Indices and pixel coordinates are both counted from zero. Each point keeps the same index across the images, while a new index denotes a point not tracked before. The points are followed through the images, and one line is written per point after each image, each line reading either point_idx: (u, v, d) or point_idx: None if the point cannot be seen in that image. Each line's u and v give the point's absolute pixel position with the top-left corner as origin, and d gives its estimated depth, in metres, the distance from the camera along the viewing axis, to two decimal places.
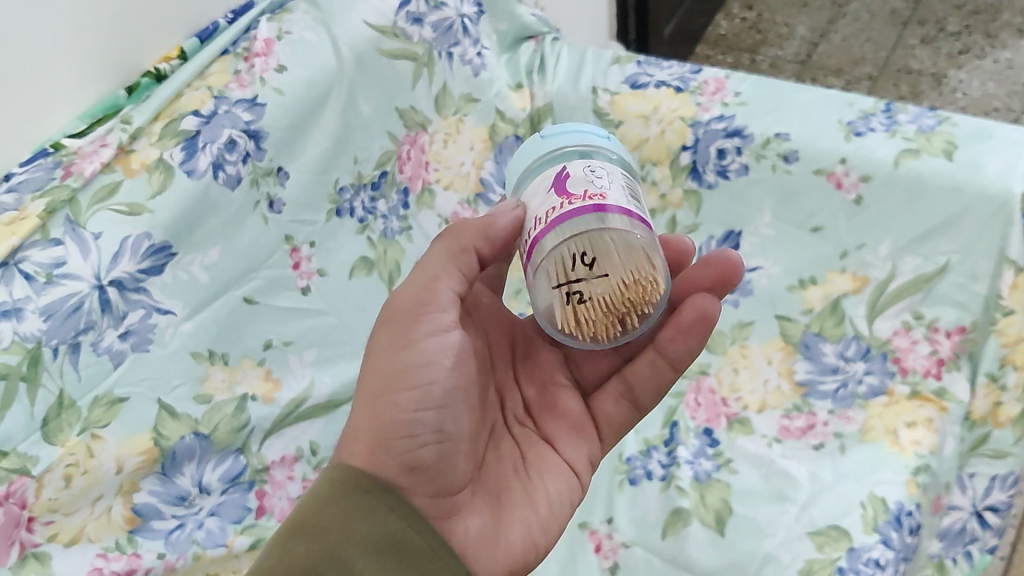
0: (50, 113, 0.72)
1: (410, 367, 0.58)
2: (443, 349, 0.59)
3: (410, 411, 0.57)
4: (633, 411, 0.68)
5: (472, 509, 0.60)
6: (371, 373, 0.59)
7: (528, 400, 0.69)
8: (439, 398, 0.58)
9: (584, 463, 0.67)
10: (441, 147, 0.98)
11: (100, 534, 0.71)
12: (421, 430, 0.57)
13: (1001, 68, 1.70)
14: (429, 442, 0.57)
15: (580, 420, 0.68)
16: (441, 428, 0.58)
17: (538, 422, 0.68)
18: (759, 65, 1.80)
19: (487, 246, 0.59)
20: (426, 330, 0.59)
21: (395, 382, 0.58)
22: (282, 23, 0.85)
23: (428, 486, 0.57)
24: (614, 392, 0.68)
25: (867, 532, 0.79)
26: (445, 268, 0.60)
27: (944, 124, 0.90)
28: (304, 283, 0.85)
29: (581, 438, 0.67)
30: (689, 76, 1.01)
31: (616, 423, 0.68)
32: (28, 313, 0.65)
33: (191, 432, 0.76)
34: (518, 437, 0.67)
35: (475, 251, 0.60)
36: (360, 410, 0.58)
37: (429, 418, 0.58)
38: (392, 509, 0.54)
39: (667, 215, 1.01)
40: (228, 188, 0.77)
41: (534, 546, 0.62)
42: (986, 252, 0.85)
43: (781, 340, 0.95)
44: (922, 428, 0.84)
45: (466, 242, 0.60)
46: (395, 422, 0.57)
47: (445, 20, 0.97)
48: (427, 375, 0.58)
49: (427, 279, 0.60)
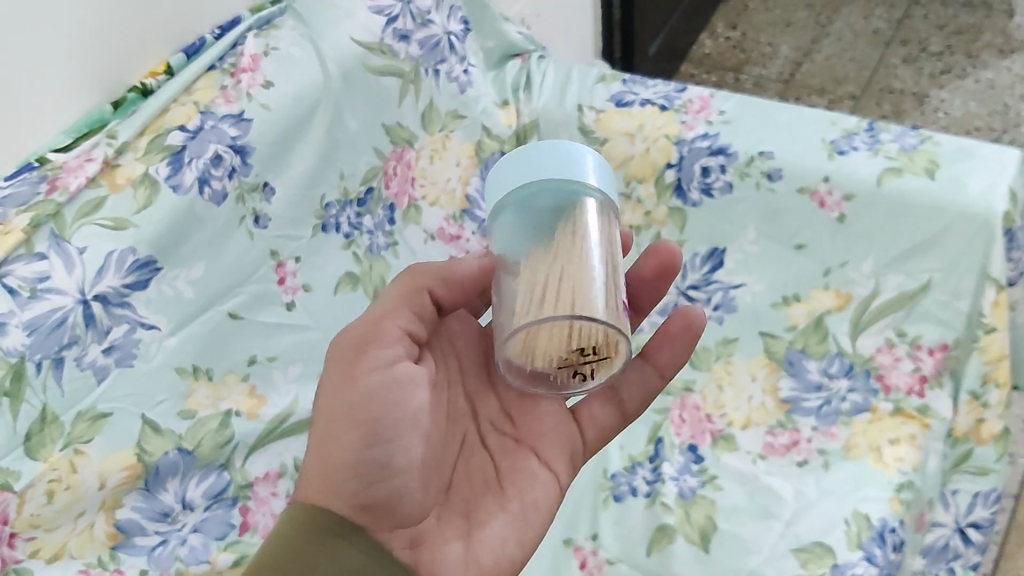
0: (35, 127, 0.73)
1: (362, 404, 0.56)
2: (394, 381, 0.57)
3: (361, 449, 0.55)
4: (617, 414, 0.70)
5: (436, 532, 0.61)
6: (326, 412, 0.58)
7: (506, 405, 0.69)
8: (388, 432, 0.56)
9: (562, 469, 0.67)
10: (427, 163, 0.98)
11: (82, 550, 0.70)
12: (371, 470, 0.55)
13: (983, 88, 1.72)
14: (384, 480, 0.56)
15: (561, 421, 0.68)
16: (394, 463, 0.56)
17: (514, 427, 0.68)
18: (744, 83, 1.81)
19: (442, 287, 0.65)
20: (375, 364, 0.58)
21: (346, 421, 0.56)
22: (269, 39, 0.85)
23: (387, 521, 0.56)
24: (601, 396, 0.70)
25: (851, 548, 0.78)
26: (397, 308, 0.62)
27: (927, 143, 0.91)
28: (288, 299, 0.85)
29: (560, 439, 0.68)
30: (674, 95, 1.02)
31: (600, 425, 0.69)
32: (12, 327, 0.65)
33: (174, 447, 0.75)
34: (493, 448, 0.67)
35: (427, 290, 0.64)
36: (313, 446, 0.57)
37: (381, 454, 0.56)
38: (354, 546, 0.54)
39: (652, 232, 1.02)
40: (214, 203, 0.77)
41: (508, 563, 0.62)
42: (968, 272, 0.86)
43: (766, 357, 0.95)
44: (907, 445, 0.84)
45: (421, 283, 0.64)
46: (341, 463, 0.55)
47: (432, 37, 0.97)
48: (379, 412, 0.56)
49: (372, 320, 0.60)
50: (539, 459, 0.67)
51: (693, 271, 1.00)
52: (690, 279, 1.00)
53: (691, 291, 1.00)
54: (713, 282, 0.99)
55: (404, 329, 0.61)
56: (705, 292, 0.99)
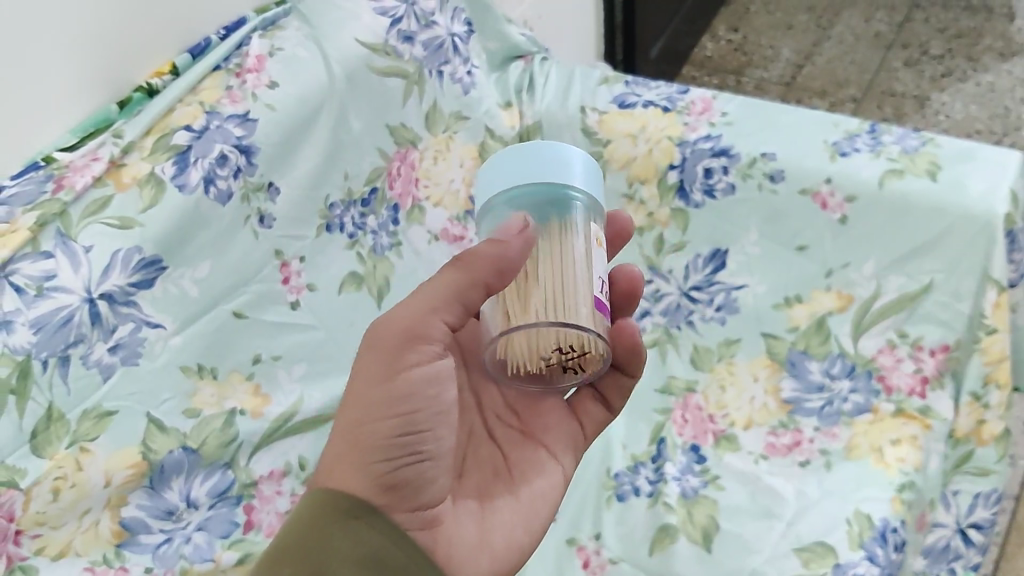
0: (42, 126, 0.73)
1: (395, 396, 0.57)
2: (427, 376, 0.58)
3: (390, 437, 0.57)
4: (609, 412, 0.72)
5: (455, 517, 0.62)
6: (358, 399, 0.58)
7: (509, 400, 0.70)
8: (416, 424, 0.58)
9: (566, 459, 0.69)
10: (431, 164, 0.99)
11: (87, 547, 0.70)
12: (398, 455, 0.57)
13: (984, 91, 1.73)
14: (409, 463, 0.57)
15: (562, 416, 0.70)
16: (421, 450, 0.58)
17: (520, 420, 0.69)
18: (745, 85, 1.81)
19: (497, 279, 0.57)
20: (412, 358, 0.58)
21: (374, 409, 0.57)
22: (274, 40, 0.86)
23: (409, 505, 0.58)
24: (589, 394, 0.72)
25: (853, 548, 0.79)
26: (446, 303, 0.58)
27: (929, 145, 0.91)
28: (293, 298, 0.85)
29: (563, 433, 0.70)
30: (677, 96, 1.03)
31: (597, 421, 0.72)
32: (19, 325, 0.65)
33: (179, 445, 0.75)
34: (501, 441, 0.69)
35: (483, 285, 0.58)
36: (340, 431, 0.57)
37: (408, 442, 0.57)
38: (374, 527, 0.54)
39: (655, 233, 1.02)
40: (219, 203, 0.77)
41: (520, 547, 0.64)
42: (969, 273, 0.86)
43: (768, 358, 0.95)
44: (908, 445, 0.84)
45: (478, 278, 0.57)
46: (370, 449, 0.56)
47: (436, 38, 0.98)
48: (409, 404, 0.58)
49: (415, 311, 0.58)
50: (546, 451, 0.69)
51: (695, 272, 1.01)
52: (693, 280, 1.01)
53: (693, 292, 1.01)
54: (715, 283, 1.00)
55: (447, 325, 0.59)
56: (708, 293, 1.00)
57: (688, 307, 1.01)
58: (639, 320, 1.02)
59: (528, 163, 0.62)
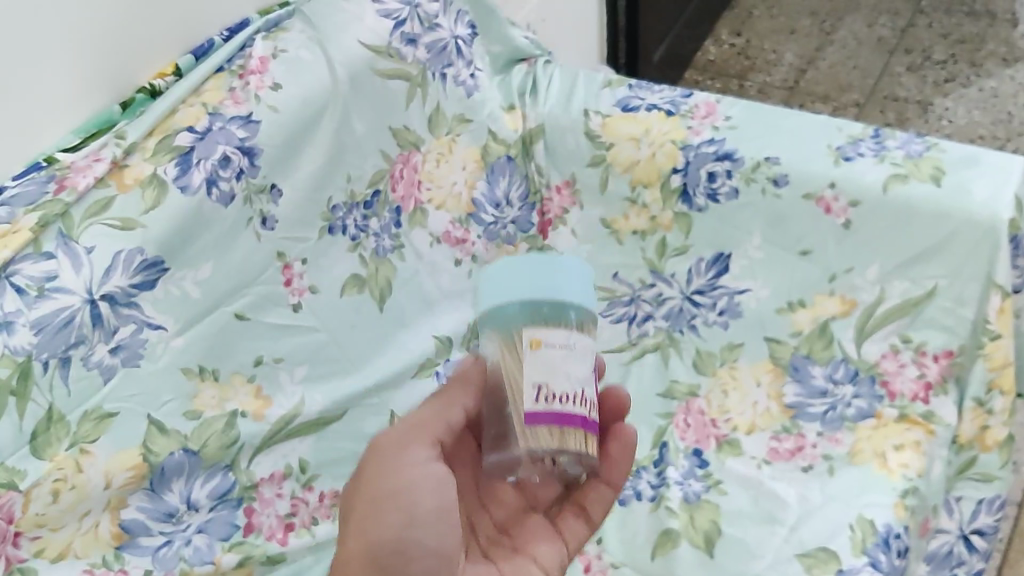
0: (44, 127, 0.73)
1: (391, 492, 0.60)
2: (430, 474, 0.61)
3: (398, 531, 0.59)
4: (591, 528, 0.72)
5: None
6: (363, 504, 0.61)
7: (496, 521, 0.71)
8: (424, 515, 0.60)
9: (553, 565, 0.69)
10: (433, 166, 0.98)
11: (87, 549, 0.70)
12: (405, 551, 0.59)
13: (987, 97, 1.73)
14: (417, 560, 0.59)
15: (552, 533, 0.71)
16: (427, 546, 0.59)
17: (509, 539, 0.70)
18: (748, 90, 1.81)
19: (471, 394, 0.66)
20: (412, 460, 0.62)
21: (382, 518, 0.60)
22: (277, 42, 0.85)
23: None
24: (570, 509, 0.72)
25: (855, 554, 0.79)
26: (441, 411, 0.65)
27: (933, 150, 0.91)
28: (294, 300, 0.84)
29: (551, 542, 0.70)
30: (680, 100, 1.03)
31: (581, 538, 0.72)
32: (20, 326, 0.65)
33: (180, 448, 0.75)
34: (494, 557, 0.69)
35: (461, 409, 0.66)
36: (352, 527, 0.61)
37: (416, 536, 0.59)
38: None
39: (657, 237, 1.02)
40: (221, 204, 0.77)
41: None
42: (973, 278, 0.86)
43: (770, 362, 0.95)
44: (911, 451, 0.84)
45: (464, 383, 0.66)
46: (385, 544, 0.59)
47: (439, 41, 0.98)
48: (411, 496, 0.60)
49: (410, 426, 0.65)
50: (537, 563, 0.69)
51: (698, 276, 1.00)
52: (696, 284, 1.00)
53: (696, 296, 1.00)
54: (718, 287, 0.99)
55: (435, 446, 0.64)
56: (710, 297, 1.00)
57: (690, 311, 1.00)
58: (641, 325, 1.02)
59: (535, 277, 0.62)
